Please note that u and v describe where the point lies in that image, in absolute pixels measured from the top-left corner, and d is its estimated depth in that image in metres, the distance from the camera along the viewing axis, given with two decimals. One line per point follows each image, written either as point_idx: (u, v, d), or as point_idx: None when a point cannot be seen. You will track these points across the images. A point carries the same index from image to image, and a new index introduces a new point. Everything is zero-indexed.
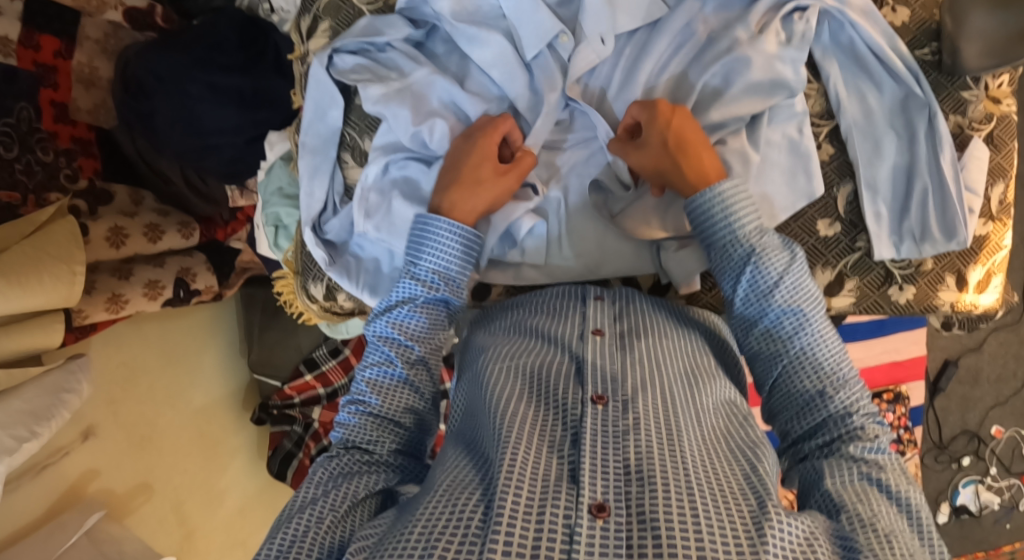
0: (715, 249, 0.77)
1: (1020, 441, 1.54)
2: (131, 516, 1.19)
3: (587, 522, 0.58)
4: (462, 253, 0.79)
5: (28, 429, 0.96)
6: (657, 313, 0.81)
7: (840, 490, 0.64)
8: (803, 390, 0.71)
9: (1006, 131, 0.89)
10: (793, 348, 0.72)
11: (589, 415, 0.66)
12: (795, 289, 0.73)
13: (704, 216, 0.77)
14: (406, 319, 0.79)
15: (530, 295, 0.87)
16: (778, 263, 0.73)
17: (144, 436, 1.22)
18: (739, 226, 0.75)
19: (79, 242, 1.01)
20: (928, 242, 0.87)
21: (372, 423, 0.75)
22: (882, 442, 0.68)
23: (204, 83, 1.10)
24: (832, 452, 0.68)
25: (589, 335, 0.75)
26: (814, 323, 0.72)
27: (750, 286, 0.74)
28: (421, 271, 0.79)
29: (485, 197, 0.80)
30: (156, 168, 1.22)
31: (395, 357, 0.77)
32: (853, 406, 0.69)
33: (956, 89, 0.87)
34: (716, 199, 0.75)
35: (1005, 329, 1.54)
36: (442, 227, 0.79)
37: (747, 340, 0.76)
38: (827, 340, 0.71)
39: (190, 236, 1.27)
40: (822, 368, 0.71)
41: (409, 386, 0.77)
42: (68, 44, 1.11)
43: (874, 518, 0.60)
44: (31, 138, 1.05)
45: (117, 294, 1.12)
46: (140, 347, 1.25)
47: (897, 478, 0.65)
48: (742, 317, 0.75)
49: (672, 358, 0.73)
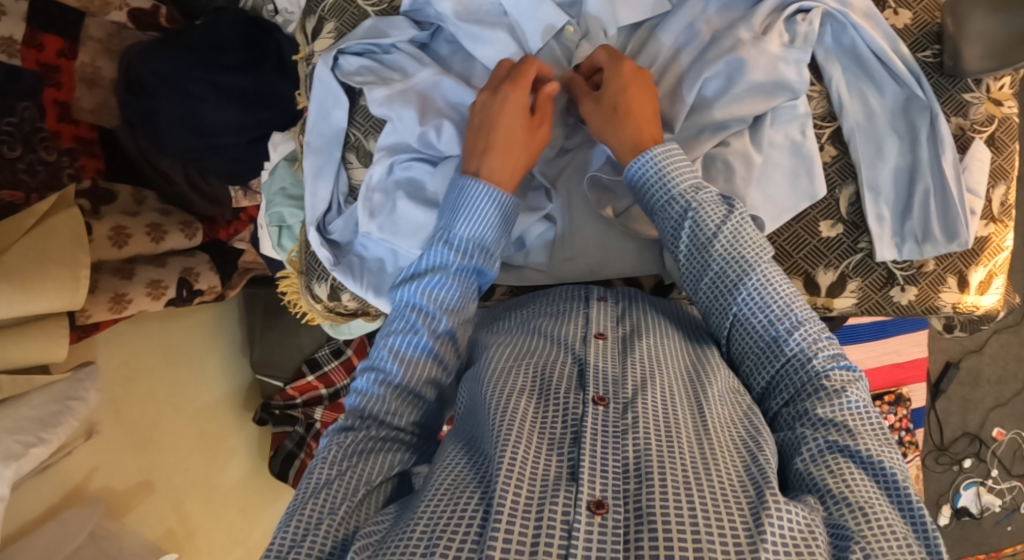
0: (658, 213, 0.77)
1: (1021, 443, 1.55)
2: (128, 515, 1.19)
3: (586, 518, 0.58)
4: (498, 222, 0.79)
5: (35, 435, 0.97)
6: (661, 314, 0.82)
7: (812, 467, 0.63)
8: (758, 340, 0.71)
9: (1007, 133, 0.89)
10: (740, 296, 0.71)
11: (589, 416, 0.66)
12: (735, 237, 0.73)
13: (643, 182, 0.77)
14: (437, 288, 0.77)
15: (534, 296, 0.87)
16: (716, 215, 0.74)
17: (145, 437, 1.23)
18: (675, 184, 0.75)
19: (81, 243, 1.01)
20: (929, 243, 0.87)
21: (392, 394, 0.75)
22: (853, 393, 0.66)
23: (207, 83, 1.11)
24: (799, 416, 0.67)
25: (591, 337, 0.75)
26: (759, 268, 0.71)
27: (692, 238, 0.74)
28: (455, 240, 0.78)
29: (517, 161, 0.79)
30: (158, 167, 1.22)
31: (425, 326, 0.76)
32: (811, 348, 0.68)
33: (958, 92, 0.87)
34: (650, 164, 0.76)
35: (1006, 331, 1.54)
36: (479, 192, 0.77)
37: (698, 296, 0.76)
38: (774, 280, 0.71)
39: (193, 235, 1.27)
40: (770, 313, 0.70)
41: (438, 359, 0.77)
42: (72, 44, 1.11)
43: (847, 493, 0.60)
44: (34, 138, 1.05)
45: (120, 293, 1.12)
46: (142, 347, 1.25)
47: (870, 442, 0.63)
48: (689, 273, 0.75)
49: (672, 358, 0.74)
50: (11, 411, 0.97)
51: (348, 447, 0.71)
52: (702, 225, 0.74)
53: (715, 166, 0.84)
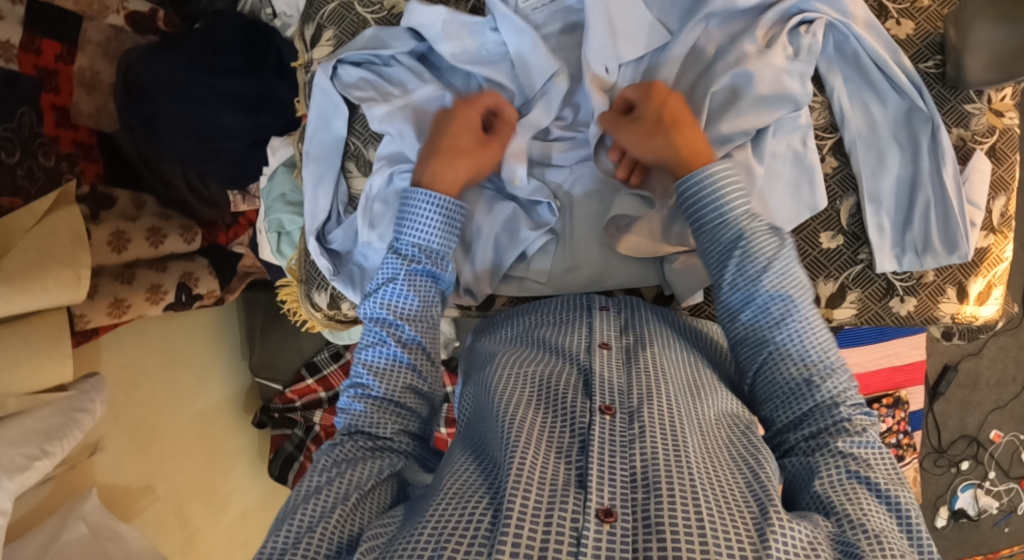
0: (704, 233, 0.75)
1: (1019, 445, 1.55)
2: (132, 520, 1.20)
3: (594, 527, 0.59)
4: (444, 225, 0.78)
5: (39, 447, 0.97)
6: (662, 324, 0.82)
7: (828, 491, 0.63)
8: (786, 381, 0.69)
9: (1008, 144, 0.89)
10: (777, 336, 0.70)
11: (597, 425, 0.66)
12: (783, 275, 0.71)
13: (696, 199, 0.75)
14: (397, 297, 0.77)
15: (538, 304, 0.87)
16: (769, 248, 0.72)
17: (146, 438, 1.23)
18: (723, 209, 0.74)
19: (82, 242, 1.01)
20: (930, 255, 0.87)
21: (375, 407, 0.74)
22: (871, 435, 0.66)
23: (206, 87, 1.11)
24: (817, 446, 0.67)
25: (596, 347, 0.76)
26: (802, 309, 0.70)
27: (738, 272, 0.72)
28: (403, 246, 0.78)
29: (465, 166, 0.81)
30: (158, 172, 1.22)
31: (388, 336, 0.76)
32: (841, 396, 0.68)
33: (960, 103, 0.87)
34: (706, 181, 0.74)
35: (1004, 335, 1.55)
36: (418, 201, 0.78)
37: (732, 330, 0.74)
38: (813, 328, 0.70)
39: (191, 240, 1.26)
40: (808, 356, 0.69)
41: (405, 363, 0.75)
42: (70, 47, 1.10)
43: (864, 519, 0.60)
44: (33, 143, 1.03)
45: (120, 298, 1.13)
46: (140, 350, 1.25)
47: (886, 476, 0.64)
48: (728, 302, 0.73)
49: (675, 368, 0.74)
50: (16, 423, 0.97)
51: (348, 450, 0.72)
52: (749, 257, 0.72)
53: None
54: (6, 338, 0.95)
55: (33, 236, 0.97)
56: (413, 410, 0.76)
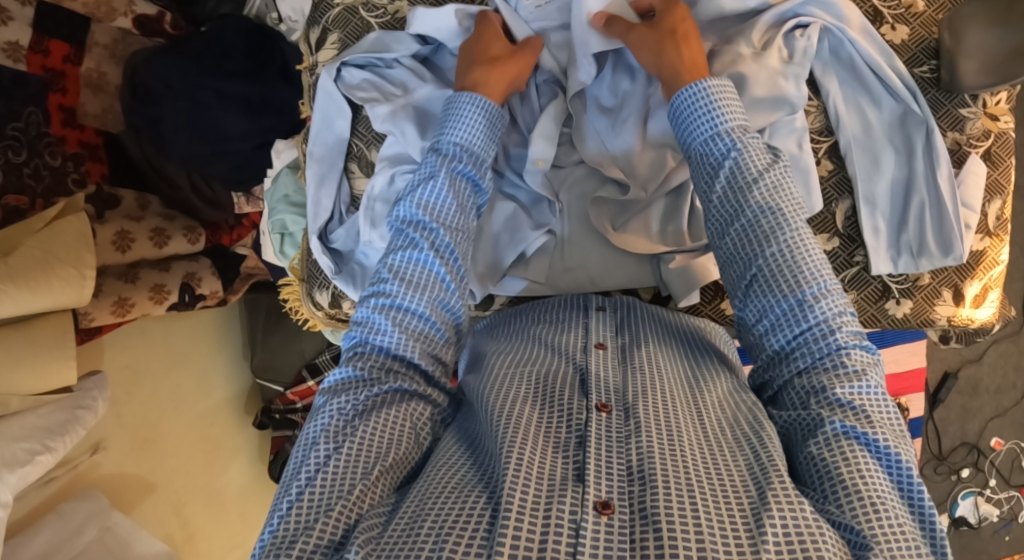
0: (697, 146, 0.75)
1: (1019, 453, 1.55)
2: (132, 512, 1.21)
3: (592, 518, 0.59)
4: (486, 127, 0.79)
5: (41, 442, 0.98)
6: (658, 325, 0.83)
7: (822, 451, 0.62)
8: (778, 300, 0.67)
9: (1003, 148, 0.90)
10: (769, 249, 0.67)
11: (594, 422, 0.67)
12: (775, 187, 0.70)
13: (690, 111, 0.75)
14: (433, 198, 0.76)
15: (534, 304, 0.88)
16: (761, 160, 0.71)
17: (146, 436, 1.23)
18: (726, 118, 0.73)
19: (87, 243, 1.02)
20: (925, 257, 0.87)
21: (401, 324, 0.72)
22: (872, 379, 0.64)
23: (211, 89, 1.13)
24: (813, 399, 0.65)
25: (592, 347, 0.76)
26: (794, 226, 0.68)
27: (729, 182, 0.71)
28: (444, 145, 0.79)
29: (502, 75, 0.82)
30: (163, 173, 1.23)
31: (421, 236, 0.75)
32: (834, 322, 0.66)
33: (954, 107, 0.88)
34: (701, 95, 0.74)
35: (1005, 341, 1.54)
36: (464, 99, 0.79)
37: (724, 241, 0.72)
38: (807, 243, 0.67)
39: (196, 241, 1.27)
40: (796, 276, 0.67)
41: (438, 270, 0.74)
42: (78, 49, 1.12)
43: (859, 482, 0.59)
44: (40, 143, 1.05)
45: (123, 298, 1.13)
46: (142, 349, 1.25)
47: (887, 430, 0.62)
48: (719, 216, 0.72)
49: (669, 365, 0.75)
50: (19, 418, 0.98)
51: (354, 400, 0.69)
52: (742, 169, 0.71)
53: None
54: (10, 338, 0.96)
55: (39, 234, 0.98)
56: (438, 327, 0.74)
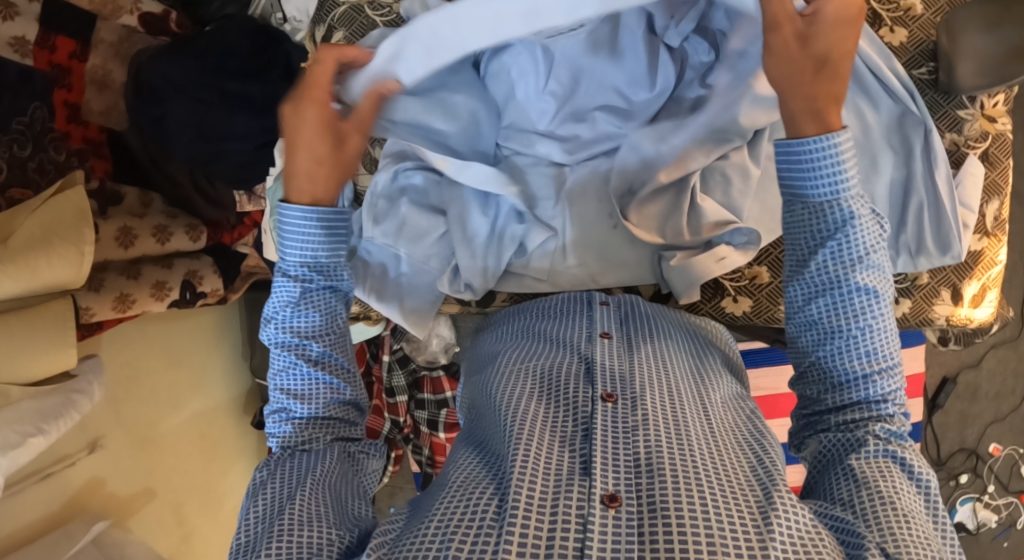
0: (801, 205, 0.71)
1: (1018, 458, 1.55)
2: (132, 519, 1.20)
3: (600, 512, 0.59)
4: (326, 239, 0.78)
5: (34, 425, 0.96)
6: (664, 319, 0.83)
7: (863, 469, 0.65)
8: (846, 367, 0.69)
9: (1001, 149, 0.91)
10: (855, 327, 0.68)
11: (599, 412, 0.67)
12: (875, 270, 0.69)
13: (808, 165, 0.69)
14: (297, 319, 0.78)
15: (535, 303, 0.88)
16: (872, 239, 0.69)
17: (145, 437, 1.23)
18: (846, 183, 0.68)
19: (86, 219, 1.02)
20: (923, 256, 0.89)
21: (308, 425, 0.78)
22: (906, 429, 0.69)
23: (217, 89, 1.16)
24: (856, 427, 0.68)
25: (597, 337, 0.77)
26: (882, 308, 0.69)
27: (832, 258, 0.69)
28: (288, 268, 0.79)
29: (324, 175, 0.77)
30: (167, 172, 1.23)
31: (298, 358, 0.78)
32: (889, 393, 0.69)
33: (952, 109, 0.89)
34: (831, 150, 0.68)
35: (1004, 347, 1.54)
36: (293, 216, 0.76)
37: (810, 307, 0.71)
38: (885, 328, 0.69)
39: (197, 238, 1.28)
40: (868, 353, 0.69)
41: (324, 377, 0.78)
42: (84, 46, 1.13)
43: (894, 497, 0.62)
44: (44, 138, 1.06)
45: (125, 294, 1.13)
46: (142, 349, 1.24)
47: (916, 458, 0.67)
48: (815, 284, 0.70)
49: (677, 360, 0.76)
50: (14, 404, 0.96)
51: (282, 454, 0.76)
52: (849, 245, 0.68)
53: (713, 178, 0.87)
54: (8, 325, 0.96)
55: (39, 217, 0.98)
56: (344, 416, 0.80)
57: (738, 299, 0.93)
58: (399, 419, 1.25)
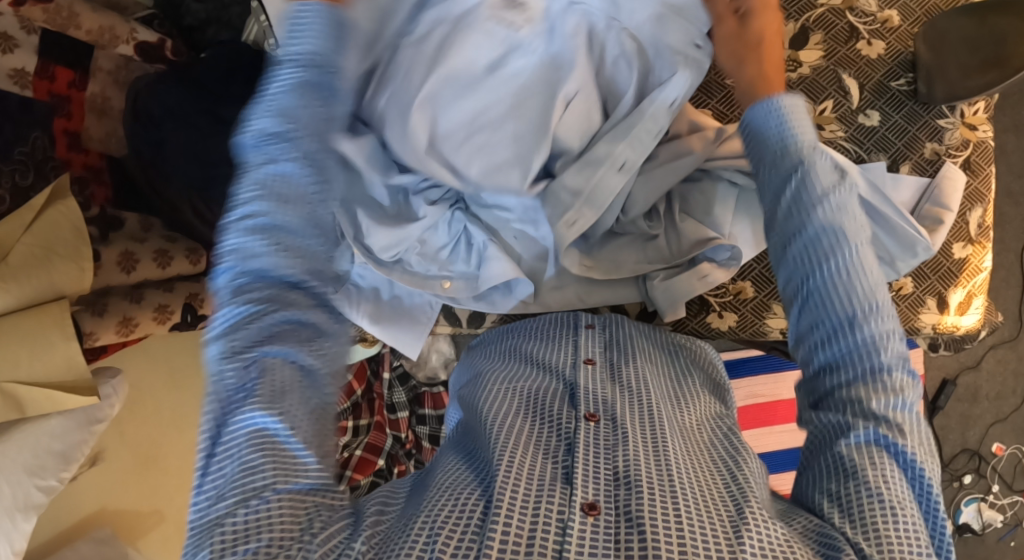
0: (766, 160, 0.71)
1: (1022, 458, 1.54)
2: (143, 536, 1.28)
3: (579, 519, 0.61)
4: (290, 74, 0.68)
5: (57, 476, 1.08)
6: (646, 341, 0.85)
7: (852, 455, 0.62)
8: (833, 316, 0.65)
9: (983, 156, 0.91)
10: (829, 267, 0.65)
11: (582, 431, 0.69)
12: (840, 206, 0.66)
13: (762, 129, 0.71)
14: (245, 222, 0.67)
15: (524, 321, 0.90)
16: (826, 180, 0.67)
17: (151, 457, 1.29)
18: (797, 135, 0.69)
19: (84, 237, 1.03)
20: (901, 262, 0.86)
21: (250, 318, 0.67)
22: (908, 399, 0.63)
23: (212, 116, 1.16)
24: (849, 397, 0.64)
25: (581, 363, 0.79)
26: (855, 253, 0.65)
27: (793, 198, 0.68)
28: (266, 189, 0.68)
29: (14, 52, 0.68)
30: (165, 197, 1.23)
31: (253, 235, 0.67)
32: (882, 342, 0.63)
33: (932, 118, 0.90)
34: (777, 111, 0.71)
35: (1003, 347, 1.54)
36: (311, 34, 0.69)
37: (784, 255, 0.68)
38: (868, 272, 0.65)
39: (198, 262, 1.26)
40: (854, 296, 0.64)
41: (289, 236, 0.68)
42: (83, 75, 1.16)
43: (882, 492, 0.60)
44: (46, 167, 1.08)
45: (128, 317, 1.16)
46: (149, 372, 1.30)
47: (915, 442, 0.62)
48: (779, 228, 0.69)
49: (658, 381, 0.77)
50: (36, 442, 1.06)
51: (246, 340, 0.67)
52: (808, 187, 0.67)
53: (693, 197, 0.88)
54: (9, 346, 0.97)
55: (35, 231, 1.00)
56: (302, 245, 0.69)
57: (724, 315, 0.93)
58: (401, 434, 1.25)
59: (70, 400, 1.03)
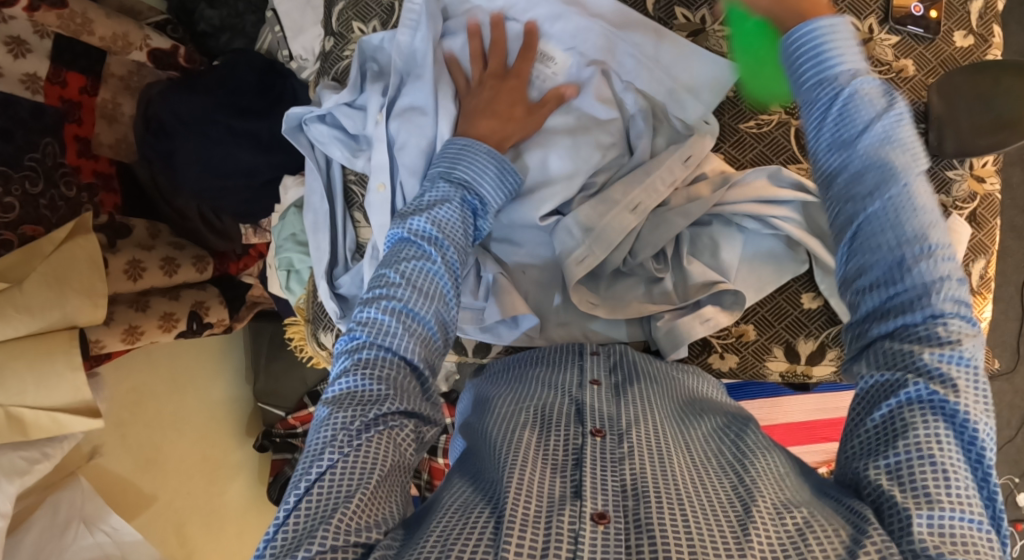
0: (809, 90, 0.68)
1: (1013, 489, 1.56)
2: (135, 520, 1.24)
3: (590, 528, 0.61)
4: (497, 178, 0.81)
5: (40, 450, 1.03)
6: (653, 366, 0.86)
7: (895, 413, 0.60)
8: (880, 256, 0.63)
9: (989, 210, 0.92)
10: (873, 205, 0.64)
11: (589, 446, 0.70)
12: (885, 137, 0.64)
13: (806, 52, 0.68)
14: (380, 319, 0.71)
15: (529, 352, 0.90)
16: (874, 108, 0.65)
17: (151, 459, 1.27)
18: (840, 62, 0.67)
19: (99, 267, 1.04)
20: None
21: (362, 397, 0.68)
22: (967, 350, 0.59)
23: (224, 126, 1.15)
24: (898, 350, 0.62)
25: (588, 384, 0.80)
26: (903, 184, 0.63)
27: (833, 136, 0.67)
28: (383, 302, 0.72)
29: None
30: (173, 205, 1.25)
31: (374, 331, 0.71)
32: (934, 289, 0.61)
33: (942, 169, 0.91)
34: (824, 31, 0.67)
35: (1000, 379, 1.55)
36: (479, 150, 0.80)
37: (829, 194, 0.68)
38: (915, 203, 0.63)
39: (203, 270, 1.31)
40: (900, 235, 0.62)
41: (424, 320, 0.72)
42: (95, 81, 1.16)
43: (934, 459, 0.57)
44: (55, 173, 1.07)
45: (133, 326, 1.15)
46: (149, 375, 1.28)
47: (970, 401, 0.59)
48: (826, 167, 0.68)
49: (661, 401, 0.79)
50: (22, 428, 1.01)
51: (359, 415, 0.66)
52: (851, 119, 0.66)
53: (701, 241, 0.90)
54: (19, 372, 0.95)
55: (52, 262, 1.00)
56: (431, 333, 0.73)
57: (725, 355, 0.93)
58: None
59: (76, 423, 1.01)
